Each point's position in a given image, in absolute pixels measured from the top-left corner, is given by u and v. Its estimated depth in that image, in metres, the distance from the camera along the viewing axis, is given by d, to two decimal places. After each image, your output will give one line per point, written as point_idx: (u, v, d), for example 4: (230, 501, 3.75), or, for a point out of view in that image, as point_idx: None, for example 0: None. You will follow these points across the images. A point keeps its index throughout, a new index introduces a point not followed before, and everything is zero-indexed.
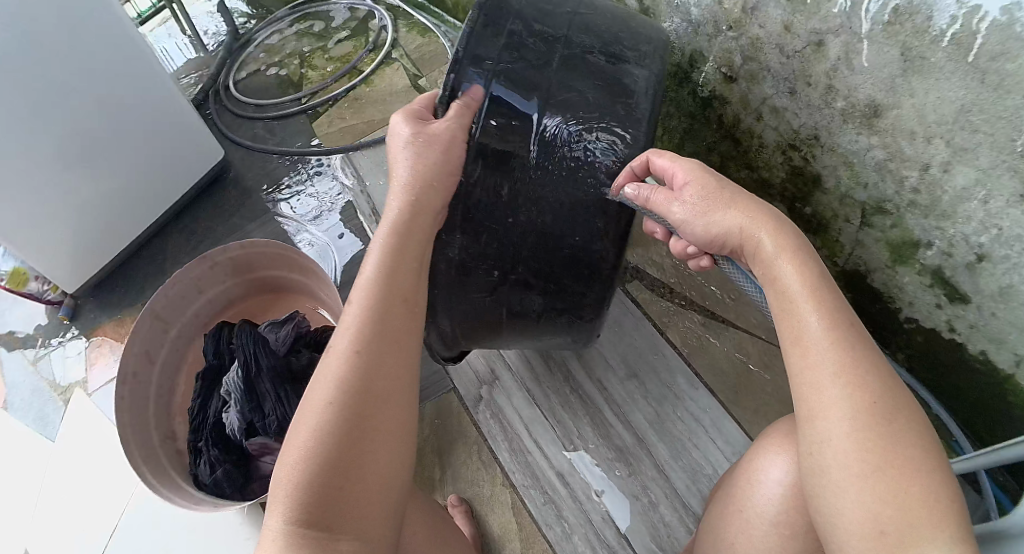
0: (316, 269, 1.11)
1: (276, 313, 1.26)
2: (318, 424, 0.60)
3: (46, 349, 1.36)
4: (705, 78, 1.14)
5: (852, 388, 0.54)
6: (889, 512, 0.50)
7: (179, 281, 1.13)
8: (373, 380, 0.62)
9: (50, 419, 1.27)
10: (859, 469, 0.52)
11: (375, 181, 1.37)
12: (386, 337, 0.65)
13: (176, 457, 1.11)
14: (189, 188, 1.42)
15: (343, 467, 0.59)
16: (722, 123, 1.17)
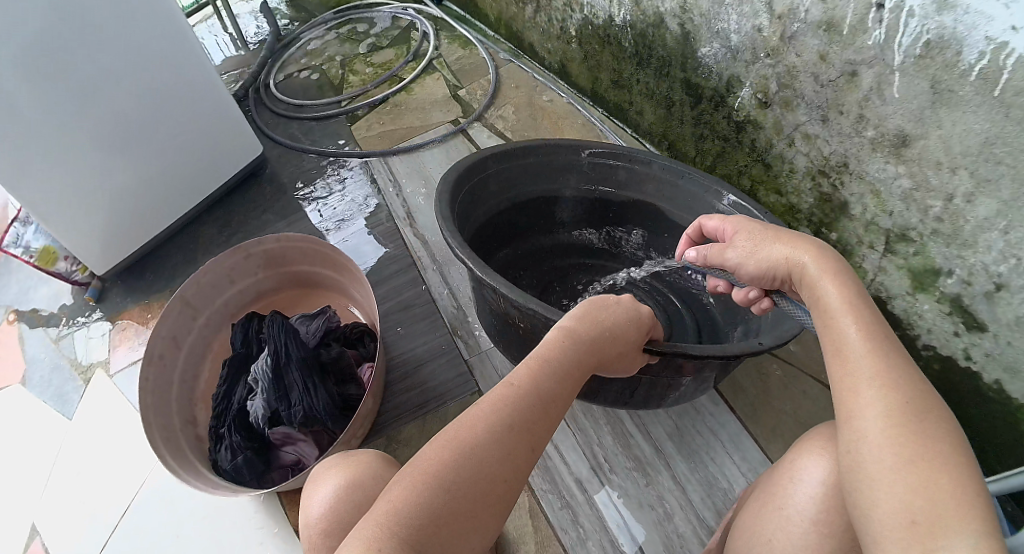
0: (349, 265, 1.13)
1: (306, 308, 1.28)
2: (455, 480, 0.59)
3: (69, 328, 1.38)
4: (740, 102, 1.15)
5: (886, 390, 0.57)
6: (919, 502, 0.51)
7: (212, 270, 1.15)
8: (509, 474, 0.61)
9: (69, 398, 1.28)
10: (890, 462, 0.54)
11: (411, 184, 1.39)
12: (541, 446, 0.64)
13: (195, 443, 1.13)
14: (222, 181, 1.44)
15: (444, 537, 0.58)
16: (754, 147, 1.18)
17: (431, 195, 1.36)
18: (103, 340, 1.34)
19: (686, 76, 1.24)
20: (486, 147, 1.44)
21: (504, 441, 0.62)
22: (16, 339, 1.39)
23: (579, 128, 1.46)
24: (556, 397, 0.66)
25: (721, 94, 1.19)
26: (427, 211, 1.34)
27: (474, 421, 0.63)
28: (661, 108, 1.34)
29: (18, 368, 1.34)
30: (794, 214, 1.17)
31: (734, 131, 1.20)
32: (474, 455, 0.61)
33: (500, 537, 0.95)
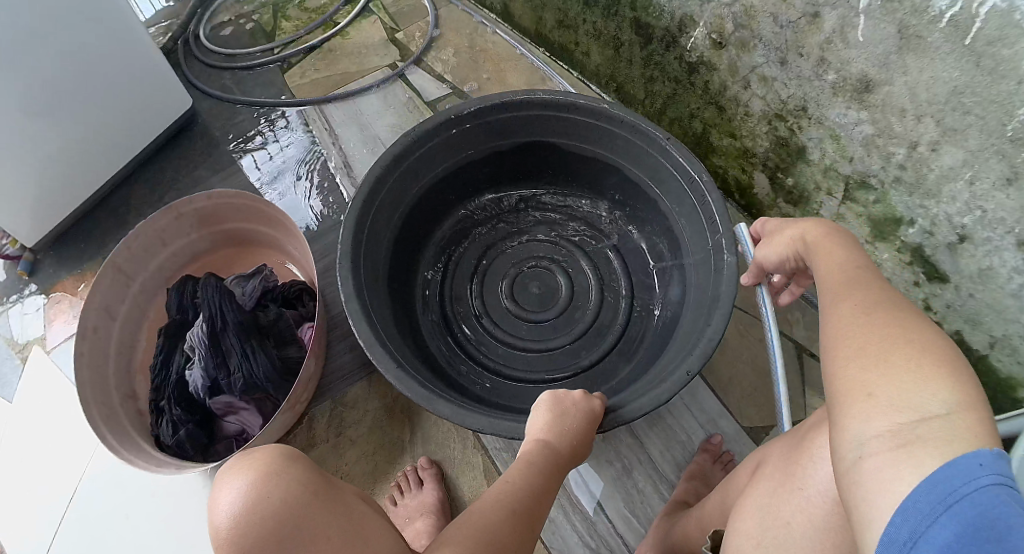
0: (286, 223, 1.08)
1: (246, 266, 1.23)
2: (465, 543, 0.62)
3: (3, 306, 1.27)
4: (694, 43, 1.10)
5: (874, 300, 0.57)
6: (904, 375, 0.49)
7: (140, 235, 1.08)
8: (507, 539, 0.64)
9: (9, 379, 1.19)
10: (870, 339, 0.53)
11: (349, 135, 1.33)
12: (527, 522, 0.67)
13: (136, 418, 1.08)
14: (151, 138, 1.34)
15: None
16: (707, 89, 1.13)
17: (369, 140, 1.32)
18: (37, 316, 1.24)
19: (636, 15, 1.17)
20: (426, 93, 1.38)
21: (501, 519, 0.66)
22: None
23: (524, 70, 1.40)
24: (519, 498, 0.69)
25: (673, 33, 1.13)
26: (366, 158, 1.30)
27: (484, 512, 0.66)
28: (609, 49, 1.28)
29: None
30: (749, 157, 1.14)
31: (686, 73, 1.15)
32: (482, 537, 0.63)
33: (455, 499, 0.96)
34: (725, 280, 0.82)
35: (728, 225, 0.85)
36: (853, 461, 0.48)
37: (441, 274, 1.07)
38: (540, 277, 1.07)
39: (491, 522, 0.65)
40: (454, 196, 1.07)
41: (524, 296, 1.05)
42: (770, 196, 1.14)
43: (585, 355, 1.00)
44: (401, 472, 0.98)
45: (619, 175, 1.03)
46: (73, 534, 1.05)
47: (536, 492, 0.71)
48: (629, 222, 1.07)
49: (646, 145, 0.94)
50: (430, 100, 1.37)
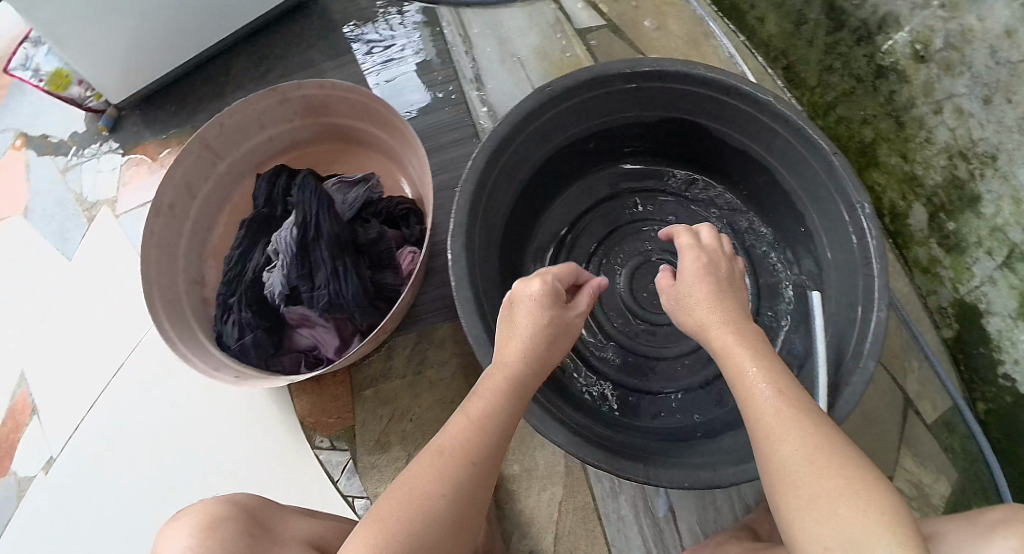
0: (406, 131, 0.96)
1: (346, 166, 1.11)
2: (426, 498, 0.58)
3: (79, 158, 1.20)
4: (891, 46, 0.94)
5: (812, 434, 0.56)
6: (856, 531, 0.51)
7: (238, 113, 0.98)
8: (467, 494, 0.60)
9: (71, 237, 1.16)
10: (825, 490, 0.53)
11: (484, 45, 1.16)
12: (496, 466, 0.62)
13: (200, 308, 1.04)
14: (263, 11, 1.20)
15: None
16: (890, 100, 0.98)
17: (506, 59, 1.15)
18: (113, 176, 1.18)
19: None
20: (577, 19, 1.17)
21: (453, 471, 0.60)
22: (23, 165, 1.21)
23: (686, 18, 1.15)
24: (494, 437, 0.63)
25: (869, 29, 0.96)
26: (501, 79, 1.14)
27: (422, 464, 0.61)
28: (789, 22, 1.07)
29: (19, 198, 1.20)
30: (914, 186, 1.00)
31: (873, 75, 0.98)
32: (433, 490, 0.59)
33: (518, 475, 0.92)
34: (868, 339, 0.76)
35: (884, 271, 0.78)
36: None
37: (553, 251, 0.99)
38: (668, 272, 0.97)
39: (461, 471, 0.60)
40: (581, 157, 0.97)
41: (646, 287, 0.96)
42: (925, 231, 1.00)
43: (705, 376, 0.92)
44: (440, 441, 0.93)
45: (768, 174, 0.92)
46: (125, 400, 1.09)
47: (509, 432, 0.65)
48: (770, 231, 0.97)
49: (813, 152, 0.83)
50: (581, 28, 1.16)
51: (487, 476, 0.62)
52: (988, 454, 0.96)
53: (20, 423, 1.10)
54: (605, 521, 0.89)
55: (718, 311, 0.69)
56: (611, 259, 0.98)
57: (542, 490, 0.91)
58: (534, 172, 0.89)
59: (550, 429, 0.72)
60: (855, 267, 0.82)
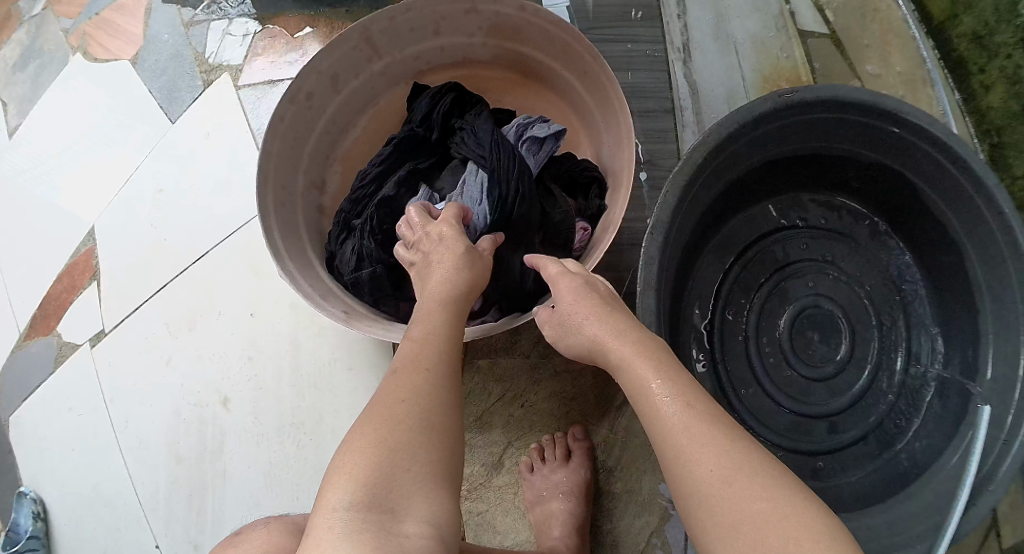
0: (608, 88, 0.91)
1: (522, 102, 1.07)
2: (396, 406, 0.56)
3: (209, 13, 1.08)
4: None
5: (720, 451, 0.56)
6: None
7: (414, 10, 0.92)
8: (420, 395, 0.57)
9: (181, 98, 1.06)
10: (740, 522, 0.53)
11: (701, 13, 1.14)
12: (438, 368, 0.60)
13: (314, 216, 1.00)
14: None
15: (394, 460, 0.53)
16: None
17: (720, 38, 1.13)
18: (241, 43, 1.06)
19: None
20: (801, 18, 1.14)
21: (419, 379, 0.59)
22: (146, 9, 1.09)
23: (909, 56, 1.12)
24: (449, 347, 0.64)
25: None
26: (709, 55, 1.13)
27: (394, 376, 0.59)
28: (1016, 102, 1.02)
29: (132, 44, 1.09)
30: None
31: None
32: (400, 393, 0.57)
33: (612, 490, 0.89)
34: (1007, 460, 0.77)
35: None
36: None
37: (729, 267, 1.00)
38: (828, 318, 0.99)
39: (437, 375, 0.60)
40: (786, 176, 0.98)
41: (805, 327, 0.99)
42: None
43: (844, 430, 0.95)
44: (547, 436, 0.91)
45: (951, 256, 0.90)
46: (200, 291, 1.01)
47: (455, 343, 0.65)
48: (935, 326, 0.95)
49: (1011, 255, 0.81)
50: (804, 28, 1.14)
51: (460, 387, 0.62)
52: None
53: (77, 285, 1.04)
54: None
55: (607, 321, 0.69)
56: (781, 288, 1.00)
57: (635, 516, 0.87)
58: (742, 175, 0.90)
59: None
60: (1013, 385, 0.82)
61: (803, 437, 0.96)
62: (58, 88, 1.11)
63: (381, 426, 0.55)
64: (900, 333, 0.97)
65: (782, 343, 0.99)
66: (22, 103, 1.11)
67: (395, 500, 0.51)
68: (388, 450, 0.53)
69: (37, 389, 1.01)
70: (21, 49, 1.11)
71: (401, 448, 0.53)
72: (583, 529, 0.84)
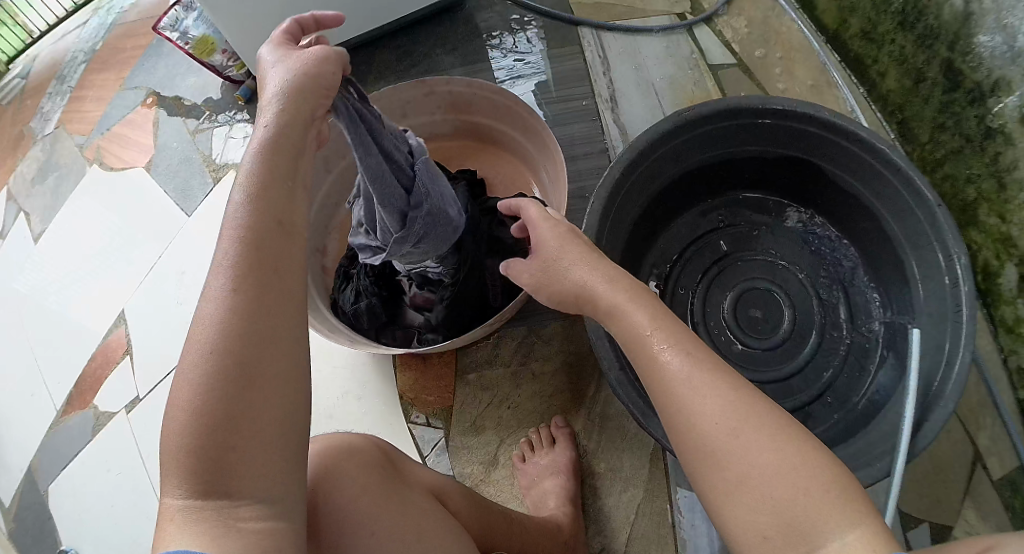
0: (547, 140, 1.03)
1: (481, 164, 1.20)
2: (205, 364, 0.49)
3: (211, 122, 1.29)
4: (1002, 108, 0.97)
5: (729, 400, 0.55)
6: (802, 515, 0.50)
7: (385, 99, 1.05)
8: (230, 347, 0.49)
9: (192, 194, 1.24)
10: (749, 470, 0.52)
11: (621, 67, 1.29)
12: (251, 301, 0.51)
13: (319, 274, 1.07)
14: (419, 7, 1.30)
15: (214, 436, 0.48)
16: (994, 161, 1.00)
17: (642, 86, 1.28)
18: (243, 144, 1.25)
19: (951, 57, 1.03)
20: (710, 55, 1.29)
21: (233, 316, 0.50)
22: (153, 121, 1.32)
23: (811, 66, 1.25)
24: (273, 273, 0.52)
25: (982, 92, 1.00)
26: (632, 100, 1.27)
27: (203, 320, 0.51)
28: (908, 79, 1.12)
29: (145, 152, 1.30)
30: (1007, 246, 1.01)
31: (981, 135, 1.01)
32: (209, 349, 0.49)
33: (598, 472, 0.95)
34: (953, 379, 0.82)
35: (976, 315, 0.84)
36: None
37: (671, 265, 1.11)
38: (767, 296, 1.08)
39: (249, 332, 0.50)
40: (708, 181, 1.09)
41: (745, 305, 1.08)
42: (1017, 292, 1.00)
43: (799, 394, 1.01)
44: (537, 429, 0.98)
45: (872, 220, 1.00)
46: None
47: (277, 242, 0.54)
48: (874, 286, 1.03)
49: (916, 206, 0.91)
50: (714, 64, 1.29)
51: (292, 320, 0.52)
52: None
53: (110, 361, 1.17)
54: (678, 527, 0.91)
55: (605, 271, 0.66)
56: (719, 274, 1.10)
57: (622, 491, 0.94)
58: (665, 185, 1.03)
59: (652, 423, 0.78)
60: (946, 317, 0.89)
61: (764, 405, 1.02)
62: (87, 199, 1.31)
63: (192, 400, 0.49)
64: (840, 301, 1.05)
65: (728, 323, 1.07)
66: (43, 211, 1.32)
67: (224, 477, 0.48)
68: (208, 428, 0.49)
69: (75, 457, 1.13)
70: (38, 164, 1.36)
71: (222, 419, 0.48)
72: (575, 504, 0.91)
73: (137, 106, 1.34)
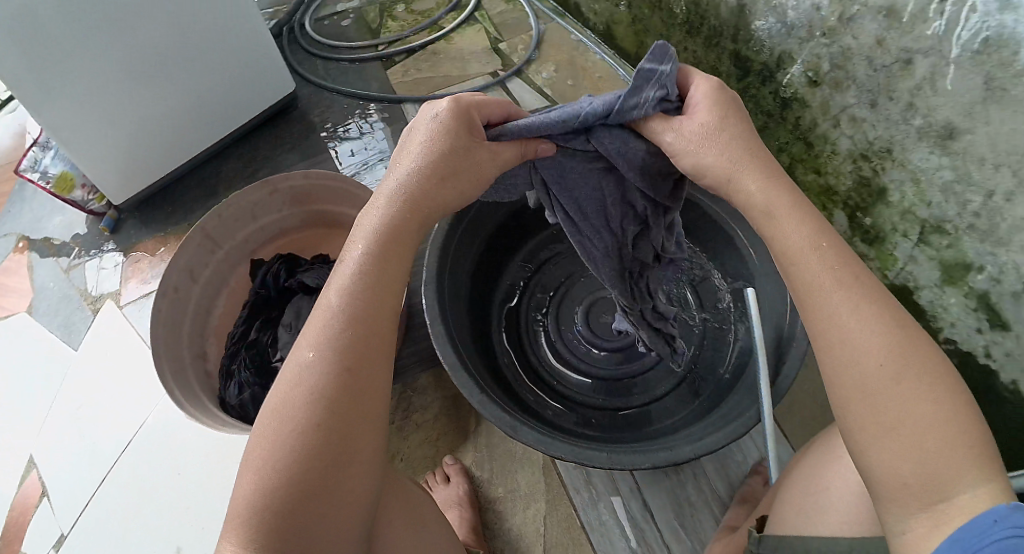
0: None
1: (333, 250, 1.22)
2: (287, 433, 0.59)
3: (81, 259, 1.34)
4: (790, 78, 1.13)
5: (889, 365, 0.54)
6: (943, 467, 0.50)
7: (233, 205, 1.09)
8: (320, 420, 0.59)
9: (77, 328, 1.28)
10: (882, 424, 0.53)
11: None
12: (349, 382, 0.61)
13: (204, 379, 1.11)
14: (251, 115, 1.38)
15: (300, 493, 0.57)
16: (799, 126, 1.17)
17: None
18: (114, 272, 1.32)
19: (737, 47, 1.20)
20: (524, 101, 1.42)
21: (326, 383, 0.61)
22: (26, 267, 1.36)
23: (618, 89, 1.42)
24: (356, 373, 0.62)
25: (771, 68, 1.16)
26: None
27: (285, 383, 0.62)
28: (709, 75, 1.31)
29: (25, 296, 1.33)
30: (831, 195, 1.18)
31: (779, 107, 1.18)
32: (303, 409, 0.60)
33: (501, 496, 1.01)
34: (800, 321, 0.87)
35: None
36: (890, 513, 0.53)
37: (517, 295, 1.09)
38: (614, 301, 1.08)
39: (331, 405, 0.60)
40: None
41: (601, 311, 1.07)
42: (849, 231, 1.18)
43: (660, 387, 1.01)
44: (436, 467, 1.03)
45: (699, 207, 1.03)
46: (133, 478, 1.15)
47: (374, 323, 0.64)
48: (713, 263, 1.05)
49: None
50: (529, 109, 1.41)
51: (375, 401, 0.62)
52: None
53: (30, 505, 1.16)
54: (589, 530, 0.97)
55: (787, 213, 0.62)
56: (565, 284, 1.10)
57: (526, 509, 1.00)
58: (502, 220, 1.02)
59: (522, 433, 0.82)
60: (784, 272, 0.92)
61: (632, 399, 1.01)
62: None
63: (271, 470, 0.58)
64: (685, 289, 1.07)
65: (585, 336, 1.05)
66: None
67: (302, 535, 0.57)
68: (281, 493, 0.57)
69: None
70: None
71: (315, 484, 0.58)
72: (478, 531, 0.95)
73: (7, 254, 1.38)
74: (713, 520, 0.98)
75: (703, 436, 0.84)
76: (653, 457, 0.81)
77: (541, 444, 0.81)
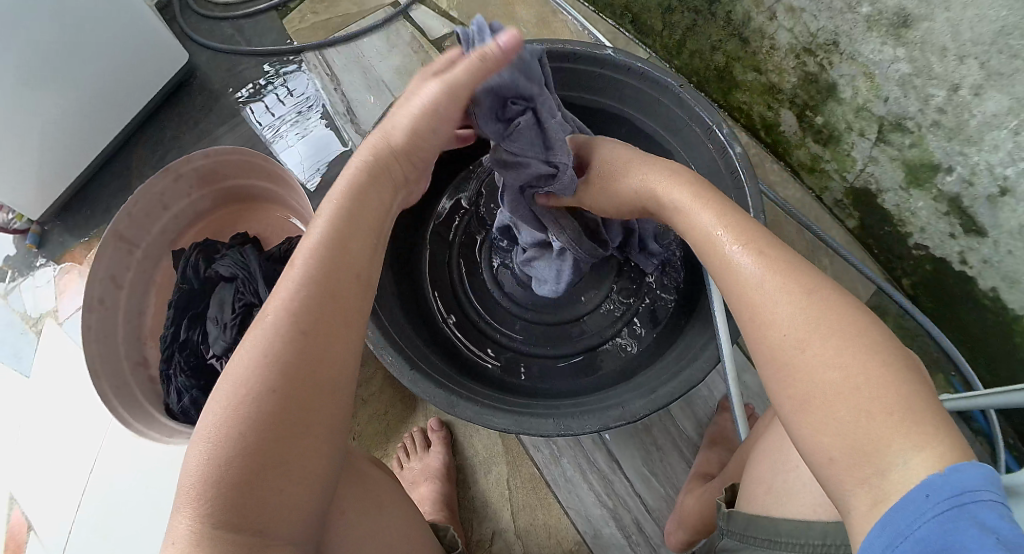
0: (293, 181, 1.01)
1: (253, 224, 1.17)
2: (243, 396, 0.51)
3: (13, 281, 1.26)
4: None
5: (794, 343, 0.51)
6: (862, 433, 0.47)
7: (139, 199, 1.03)
8: (301, 373, 0.52)
9: (23, 353, 1.21)
10: (802, 398, 0.50)
11: (352, 78, 1.29)
12: (323, 327, 0.54)
13: (148, 386, 1.06)
14: (147, 100, 1.28)
15: (260, 461, 0.49)
16: (730, 21, 1.07)
17: (372, 85, 1.28)
18: (48, 289, 1.25)
19: None
20: (431, 31, 1.30)
21: (288, 335, 0.53)
22: None
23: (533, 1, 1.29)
24: (332, 321, 0.54)
25: None
26: (369, 104, 1.27)
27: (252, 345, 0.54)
28: None
29: None
30: (775, 94, 1.09)
31: (707, 2, 1.08)
32: (256, 366, 0.52)
33: (467, 463, 1.00)
34: None
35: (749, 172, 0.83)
36: (831, 488, 0.48)
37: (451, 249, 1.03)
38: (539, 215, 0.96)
39: (289, 357, 0.52)
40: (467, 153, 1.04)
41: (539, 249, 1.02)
42: (799, 133, 1.10)
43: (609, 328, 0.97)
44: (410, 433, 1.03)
45: (628, 127, 0.99)
46: (105, 495, 1.12)
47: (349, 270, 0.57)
48: None
49: (656, 93, 0.91)
50: (435, 37, 1.30)
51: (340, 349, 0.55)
52: (934, 331, 1.03)
53: (20, 542, 1.12)
54: (555, 486, 0.97)
55: None
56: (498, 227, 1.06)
57: (488, 472, 0.99)
58: None
59: (460, 407, 0.76)
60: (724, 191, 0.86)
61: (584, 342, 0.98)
62: None
63: (229, 436, 0.50)
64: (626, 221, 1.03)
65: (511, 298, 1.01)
66: None
67: (261, 510, 0.49)
68: (241, 463, 0.49)
69: None
70: None
71: (272, 448, 0.50)
72: (451, 504, 0.94)
73: None
74: (684, 463, 0.96)
75: (658, 385, 0.78)
76: (605, 418, 0.76)
77: (479, 418, 0.76)
